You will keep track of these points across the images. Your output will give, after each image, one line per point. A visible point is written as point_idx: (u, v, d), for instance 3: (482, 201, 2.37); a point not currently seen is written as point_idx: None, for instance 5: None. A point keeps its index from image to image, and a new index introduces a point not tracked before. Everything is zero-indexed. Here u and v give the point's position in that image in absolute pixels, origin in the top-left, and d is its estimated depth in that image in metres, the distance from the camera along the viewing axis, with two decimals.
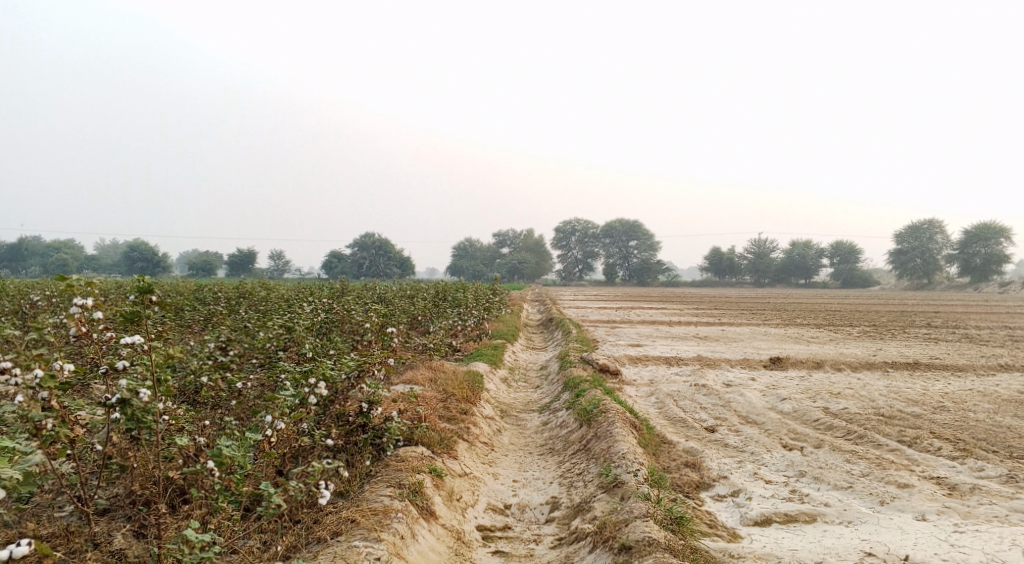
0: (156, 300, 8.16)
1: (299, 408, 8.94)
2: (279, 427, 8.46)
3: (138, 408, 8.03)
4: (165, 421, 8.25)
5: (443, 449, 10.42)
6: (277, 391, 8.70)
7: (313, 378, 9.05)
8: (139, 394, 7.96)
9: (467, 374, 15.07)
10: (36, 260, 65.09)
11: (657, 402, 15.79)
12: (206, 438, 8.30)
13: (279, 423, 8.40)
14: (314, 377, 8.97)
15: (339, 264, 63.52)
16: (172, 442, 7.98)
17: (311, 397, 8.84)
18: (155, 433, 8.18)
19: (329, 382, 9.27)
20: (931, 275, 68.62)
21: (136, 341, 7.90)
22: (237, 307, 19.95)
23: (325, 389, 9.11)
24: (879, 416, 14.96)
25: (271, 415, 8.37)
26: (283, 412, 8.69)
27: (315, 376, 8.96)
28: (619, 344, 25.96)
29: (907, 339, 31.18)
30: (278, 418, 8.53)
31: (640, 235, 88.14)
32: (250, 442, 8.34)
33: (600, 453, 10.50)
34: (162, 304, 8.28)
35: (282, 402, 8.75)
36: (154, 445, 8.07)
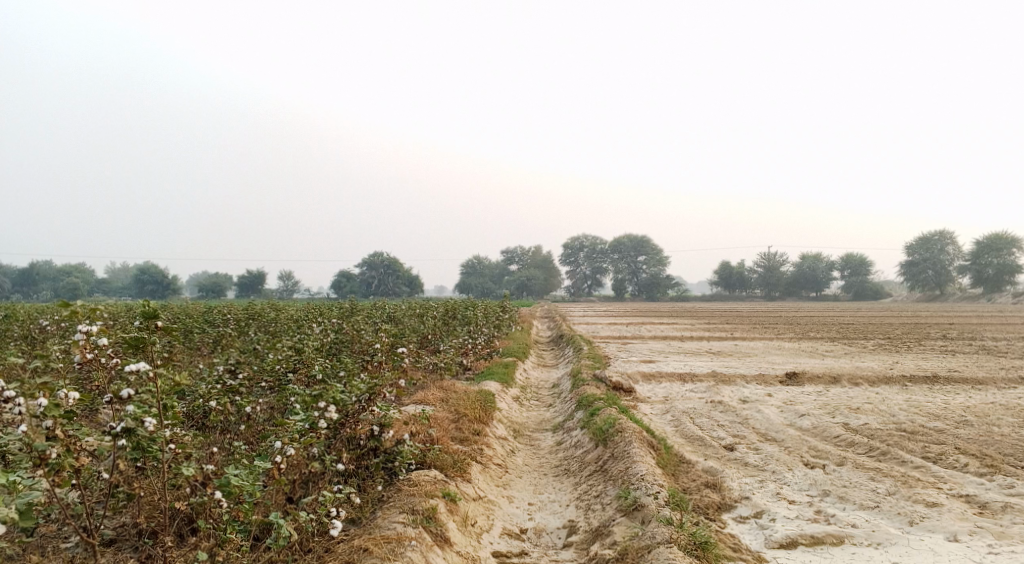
0: (162, 325, 7.96)
1: (309, 432, 8.71)
2: (289, 453, 8.23)
3: (144, 437, 7.82)
4: (172, 450, 8.05)
5: (456, 472, 10.16)
6: (287, 416, 8.49)
7: (324, 402, 8.84)
8: (144, 422, 7.75)
9: (480, 393, 14.84)
10: (47, 283, 65.26)
11: (672, 420, 15.51)
12: (214, 466, 8.07)
13: (288, 449, 8.17)
14: (323, 401, 8.75)
15: (349, 284, 63.50)
16: (179, 471, 7.76)
17: (321, 422, 8.62)
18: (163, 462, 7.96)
19: (340, 406, 9.05)
20: (943, 287, 68.13)
21: (141, 368, 7.69)
22: (246, 328, 19.78)
23: (335, 413, 8.90)
24: (900, 432, 14.64)
25: (280, 441, 8.14)
26: (293, 437, 8.46)
27: (325, 400, 8.73)
28: (631, 361, 25.68)
29: (923, 351, 30.81)
30: (288, 444, 8.31)
31: (650, 251, 87.93)
32: (260, 470, 8.10)
33: (618, 475, 10.23)
34: (168, 329, 8.08)
35: (292, 427, 8.54)
36: (161, 475, 7.85)
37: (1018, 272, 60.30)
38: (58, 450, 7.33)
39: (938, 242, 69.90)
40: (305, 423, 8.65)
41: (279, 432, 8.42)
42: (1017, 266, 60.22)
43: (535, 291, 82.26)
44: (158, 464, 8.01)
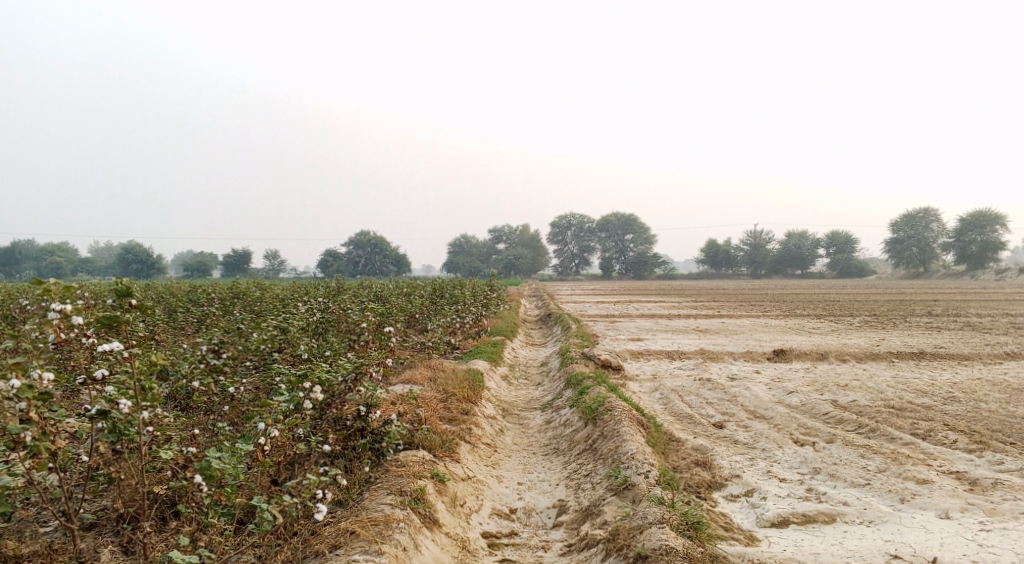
0: (136, 304, 7.74)
1: (294, 413, 8.56)
2: (273, 435, 8.06)
3: (120, 419, 7.69)
4: (149, 431, 7.89)
5: (445, 452, 10.03)
6: (270, 397, 8.32)
7: (308, 382, 8.67)
8: (119, 404, 7.61)
9: (467, 372, 14.72)
10: (30, 264, 64.58)
11: (662, 398, 15.44)
12: (194, 449, 7.93)
13: (272, 431, 8.01)
14: (307, 382, 8.59)
15: (335, 264, 63.18)
16: (158, 455, 7.62)
17: (306, 403, 8.46)
18: (142, 444, 7.82)
19: (325, 386, 8.88)
20: (928, 264, 68.37)
21: (113, 348, 7.52)
22: (231, 308, 19.56)
23: (320, 393, 8.72)
24: (889, 409, 14.61)
25: (264, 423, 7.98)
26: (276, 419, 8.31)
27: (309, 381, 8.57)
28: (619, 339, 25.62)
29: (909, 328, 30.89)
30: (272, 425, 8.14)
31: (636, 229, 87.84)
32: (242, 452, 7.95)
33: (608, 454, 10.14)
34: (143, 308, 7.90)
35: (276, 408, 8.37)
36: (139, 458, 7.72)
37: (1001, 249, 60.58)
38: (33, 432, 7.26)
39: (923, 219, 70.07)
40: (290, 404, 8.49)
41: (262, 414, 8.26)
42: (1001, 244, 60.47)
43: (523, 270, 82.10)
44: (138, 446, 7.87)
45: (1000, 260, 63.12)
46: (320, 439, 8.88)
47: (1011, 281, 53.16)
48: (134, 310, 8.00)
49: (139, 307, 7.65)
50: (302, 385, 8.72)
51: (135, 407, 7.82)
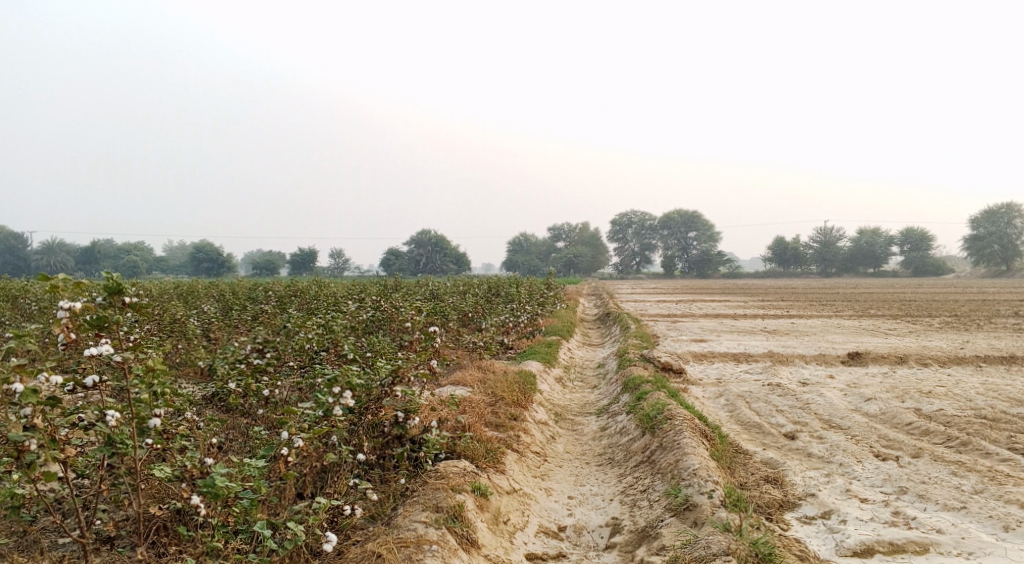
0: (126, 300, 7.29)
1: (322, 420, 7.87)
2: (296, 445, 7.36)
3: (116, 432, 7.09)
4: (150, 443, 7.28)
5: (489, 462, 9.24)
6: (294, 403, 7.63)
7: (338, 387, 7.96)
8: (111, 415, 6.98)
9: (519, 375, 13.94)
10: (106, 262, 65.92)
11: (727, 405, 14.46)
12: (209, 460, 7.33)
13: (295, 441, 7.31)
14: (334, 385, 7.89)
15: (398, 261, 62.97)
16: (158, 469, 7.02)
17: (335, 410, 7.74)
18: (144, 456, 7.25)
19: (358, 391, 8.17)
20: (1010, 262, 65.27)
21: (103, 350, 6.96)
22: (284, 306, 19.15)
23: (351, 400, 8.01)
24: (980, 421, 13.39)
25: (286, 432, 7.30)
26: (301, 426, 7.61)
27: (337, 385, 7.87)
28: (682, 340, 24.58)
29: (994, 329, 29.13)
30: (296, 434, 7.44)
31: (701, 226, 85.99)
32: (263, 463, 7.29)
33: (667, 468, 9.24)
34: (137, 306, 7.50)
35: (300, 416, 7.67)
36: (139, 471, 7.13)
37: None
38: (39, 441, 6.76)
39: (1004, 216, 66.92)
40: (316, 411, 7.79)
41: (284, 422, 7.58)
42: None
43: (585, 269, 81.11)
44: (142, 458, 7.28)
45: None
46: (352, 448, 8.18)
47: None
48: (131, 310, 7.59)
49: (129, 304, 7.25)
50: (330, 390, 8.02)
51: (144, 416, 7.21)
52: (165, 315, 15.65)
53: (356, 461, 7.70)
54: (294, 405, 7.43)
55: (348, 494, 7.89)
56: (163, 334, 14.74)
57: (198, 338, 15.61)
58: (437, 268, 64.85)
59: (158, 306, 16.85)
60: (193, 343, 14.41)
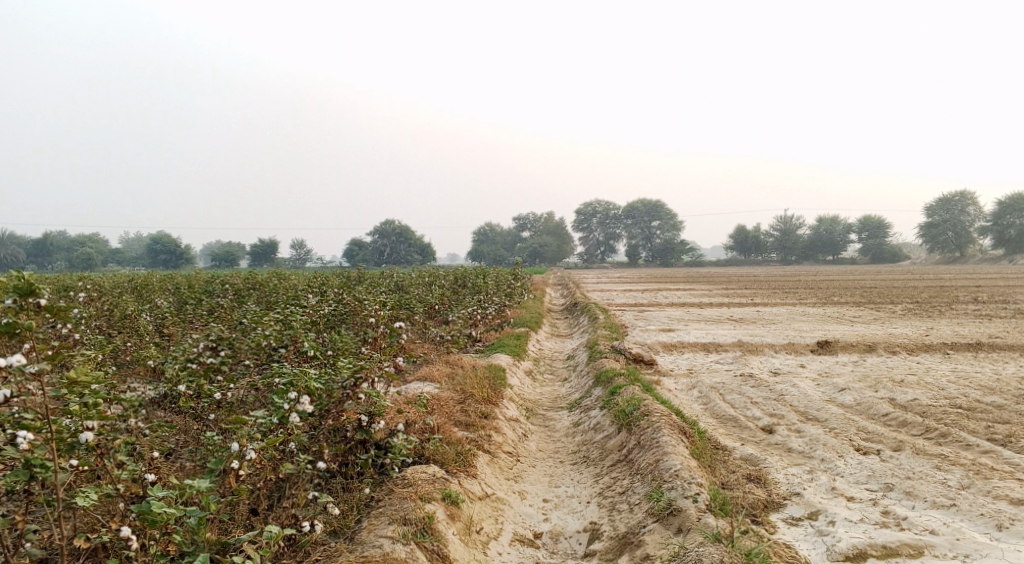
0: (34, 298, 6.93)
1: (277, 428, 7.36)
2: (249, 457, 6.86)
3: (32, 453, 6.64)
4: (74, 463, 6.81)
5: (460, 466, 8.75)
6: (245, 411, 7.12)
7: (295, 391, 7.46)
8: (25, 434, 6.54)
9: (488, 369, 13.46)
10: (62, 254, 64.19)
11: (700, 397, 14.11)
12: (147, 478, 6.89)
13: (247, 453, 6.82)
14: (289, 389, 7.39)
15: (361, 252, 62.12)
16: (81, 495, 6.55)
17: (292, 416, 7.25)
18: (67, 478, 6.79)
19: (316, 395, 7.66)
20: (965, 248, 66.11)
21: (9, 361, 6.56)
22: (244, 299, 18.48)
23: (309, 404, 7.50)
24: (956, 411, 13.17)
25: (238, 445, 6.79)
26: (254, 436, 7.12)
27: (293, 389, 7.36)
28: (650, 330, 24.25)
29: (956, 316, 29.27)
30: (249, 444, 6.94)
31: (663, 215, 86.07)
32: (211, 478, 6.80)
33: (647, 469, 8.83)
34: (51, 309, 7.13)
35: (253, 424, 7.16)
36: (60, 495, 6.65)
37: None
38: None
39: (959, 203, 67.72)
40: (271, 419, 7.29)
41: (235, 432, 7.07)
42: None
43: (549, 258, 80.73)
44: (66, 480, 6.81)
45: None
46: (312, 456, 7.66)
47: None
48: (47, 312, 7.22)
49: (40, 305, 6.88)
50: (286, 394, 7.51)
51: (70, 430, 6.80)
52: (117, 311, 14.93)
53: (316, 471, 7.20)
54: (244, 415, 6.93)
55: (307, 508, 7.37)
56: (115, 331, 14.04)
57: (153, 335, 14.92)
58: (401, 258, 63.97)
59: (110, 301, 16.10)
60: (147, 339, 13.74)
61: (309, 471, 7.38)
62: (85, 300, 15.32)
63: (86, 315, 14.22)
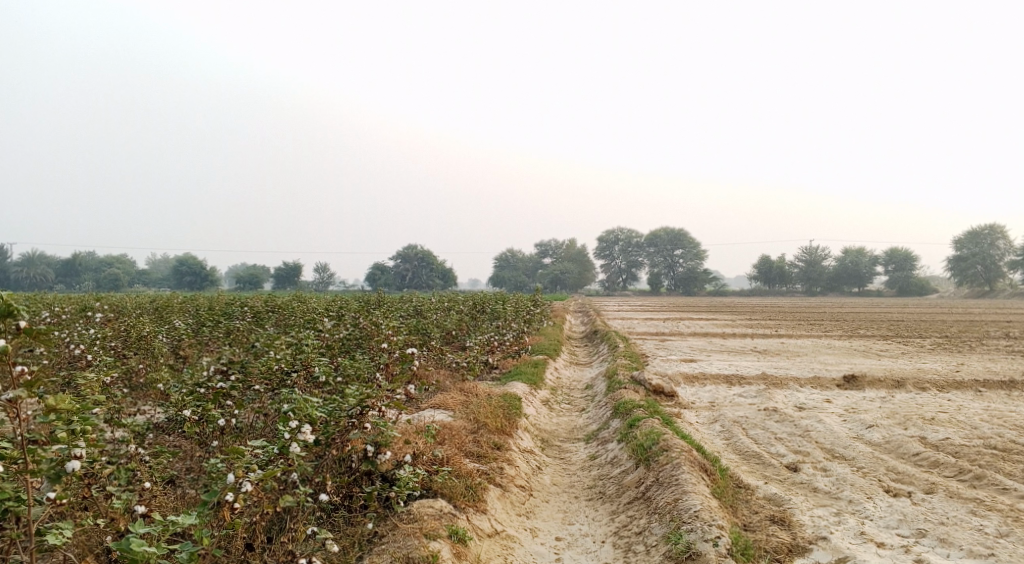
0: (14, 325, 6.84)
1: (278, 459, 7.10)
2: (244, 489, 6.59)
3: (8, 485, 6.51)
4: (49, 498, 6.64)
5: (469, 501, 8.39)
6: (242, 440, 6.85)
7: (297, 420, 7.17)
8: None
9: (504, 398, 13.10)
10: (89, 274, 64.67)
11: (722, 432, 13.67)
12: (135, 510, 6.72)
13: (244, 485, 6.57)
14: (290, 418, 7.12)
15: (383, 277, 62.06)
16: (51, 535, 6.42)
17: (292, 446, 6.96)
18: (42, 512, 6.62)
19: (319, 424, 7.37)
20: (993, 282, 65.07)
21: None
22: (260, 322, 18.29)
23: (311, 434, 7.21)
24: (991, 452, 12.64)
25: (233, 477, 6.53)
26: (251, 467, 6.85)
27: (294, 419, 7.08)
28: (671, 360, 23.78)
29: (988, 351, 28.53)
30: (245, 476, 6.66)
31: (686, 244, 85.50)
32: (204, 511, 6.54)
33: (664, 508, 8.45)
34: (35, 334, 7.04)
35: (250, 455, 6.89)
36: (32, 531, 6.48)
37: None
38: None
39: (987, 236, 66.76)
40: (270, 449, 7.01)
41: (232, 462, 6.81)
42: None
43: (570, 286, 80.35)
44: (43, 514, 6.65)
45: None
46: (314, 487, 7.37)
47: None
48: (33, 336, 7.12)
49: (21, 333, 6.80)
50: (287, 422, 7.23)
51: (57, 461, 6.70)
52: (131, 331, 14.75)
53: (315, 505, 6.90)
54: (241, 446, 6.67)
55: (307, 544, 7.08)
56: (128, 352, 13.88)
57: (167, 357, 14.72)
58: (423, 283, 63.85)
59: (124, 321, 15.93)
60: (159, 360, 13.53)
61: (310, 504, 7.10)
62: (100, 320, 15.16)
63: (100, 335, 14.07)
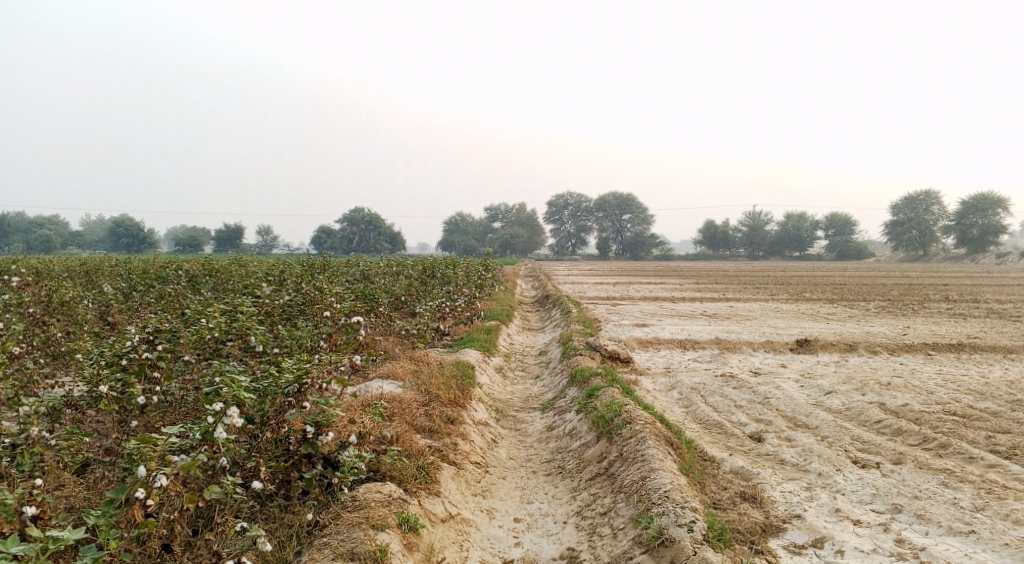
0: None
1: (201, 446, 6.47)
2: (158, 485, 6.00)
3: None
4: None
5: (421, 484, 7.77)
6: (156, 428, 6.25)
7: (221, 403, 6.50)
8: None
9: (455, 366, 12.43)
10: (21, 235, 61.94)
11: (681, 400, 13.22)
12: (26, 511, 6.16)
13: (158, 480, 5.98)
14: (214, 400, 6.46)
15: (329, 240, 60.79)
16: None
17: (216, 432, 6.31)
18: None
19: (246, 406, 6.71)
20: (928, 247, 66.17)
21: None
22: (197, 286, 17.28)
23: (238, 417, 6.54)
24: (952, 418, 12.38)
25: (144, 472, 5.94)
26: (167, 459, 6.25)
27: (217, 401, 6.43)
28: (624, 324, 23.38)
29: (930, 314, 28.74)
30: (158, 471, 6.06)
31: (634, 208, 85.42)
32: (111, 509, 5.99)
33: (631, 487, 8.03)
34: None
35: (164, 445, 6.29)
36: None
37: (1002, 233, 58.80)
38: None
39: (923, 202, 67.89)
40: (192, 436, 6.39)
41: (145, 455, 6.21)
42: (1002, 227, 58.55)
43: (519, 249, 79.90)
44: None
45: (1002, 244, 61.17)
46: (246, 474, 6.75)
47: (1012, 266, 51.09)
48: None
49: None
50: (212, 404, 6.59)
51: None
52: (53, 297, 13.74)
53: (241, 498, 6.28)
54: (153, 437, 6.06)
55: (236, 539, 6.52)
56: (50, 319, 12.85)
57: (93, 325, 13.73)
58: (370, 247, 62.80)
59: (47, 285, 14.87)
60: (84, 329, 12.58)
61: (239, 495, 6.50)
62: (19, 284, 14.10)
63: (19, 301, 13.00)
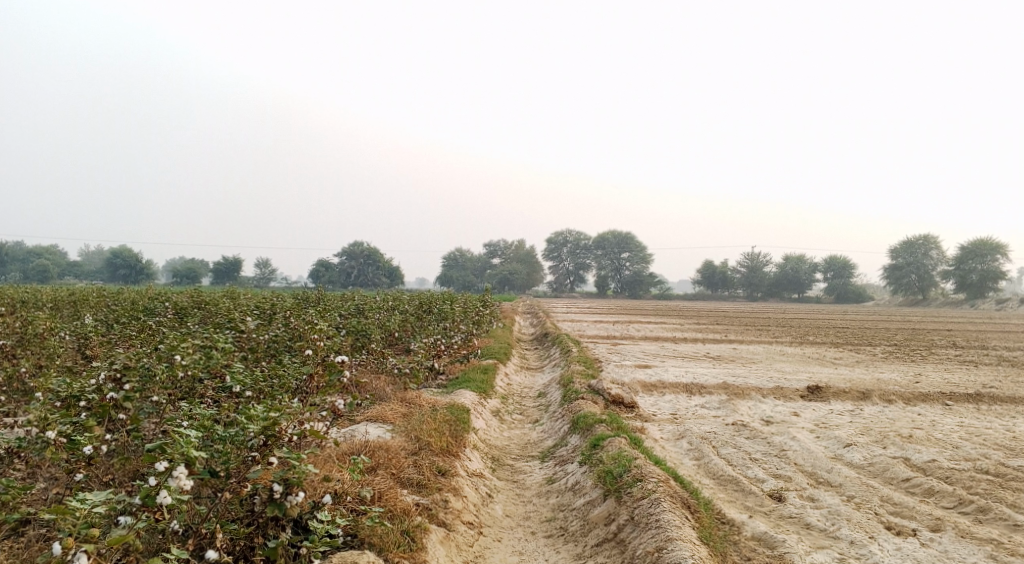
0: None
1: (144, 511, 6.08)
2: (80, 562, 5.57)
3: None
4: None
5: (404, 553, 6.98)
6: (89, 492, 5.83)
7: (167, 463, 6.07)
8: None
9: (450, 410, 11.51)
10: (17, 264, 61.06)
11: (691, 451, 12.30)
12: None
13: (76, 560, 5.57)
14: (157, 461, 6.05)
15: (327, 274, 59.85)
16: None
17: (157, 495, 5.86)
18: None
19: (197, 467, 6.24)
20: (927, 291, 65.46)
21: None
22: (181, 319, 16.34)
23: (186, 479, 6.06)
24: (986, 478, 11.41)
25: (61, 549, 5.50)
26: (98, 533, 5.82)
27: (161, 462, 5.98)
28: (626, 366, 22.42)
29: (939, 361, 27.80)
30: (82, 547, 5.63)
31: (633, 247, 84.77)
32: None
33: (646, 560, 7.47)
34: None
35: (96, 514, 5.87)
36: None
37: (1002, 279, 58.06)
38: None
39: (922, 246, 67.18)
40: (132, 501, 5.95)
41: (77, 528, 5.79)
42: (1002, 272, 57.88)
43: (517, 286, 79.16)
44: None
45: (1003, 290, 60.36)
46: (200, 543, 6.22)
47: (1014, 312, 50.28)
48: None
49: None
50: (159, 464, 6.16)
51: None
52: (24, 328, 12.85)
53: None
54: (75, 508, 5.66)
55: None
56: (19, 354, 11.94)
57: (68, 357, 12.82)
58: (368, 281, 61.83)
59: (20, 314, 13.94)
60: (54, 365, 11.66)
61: None
62: None
63: None
